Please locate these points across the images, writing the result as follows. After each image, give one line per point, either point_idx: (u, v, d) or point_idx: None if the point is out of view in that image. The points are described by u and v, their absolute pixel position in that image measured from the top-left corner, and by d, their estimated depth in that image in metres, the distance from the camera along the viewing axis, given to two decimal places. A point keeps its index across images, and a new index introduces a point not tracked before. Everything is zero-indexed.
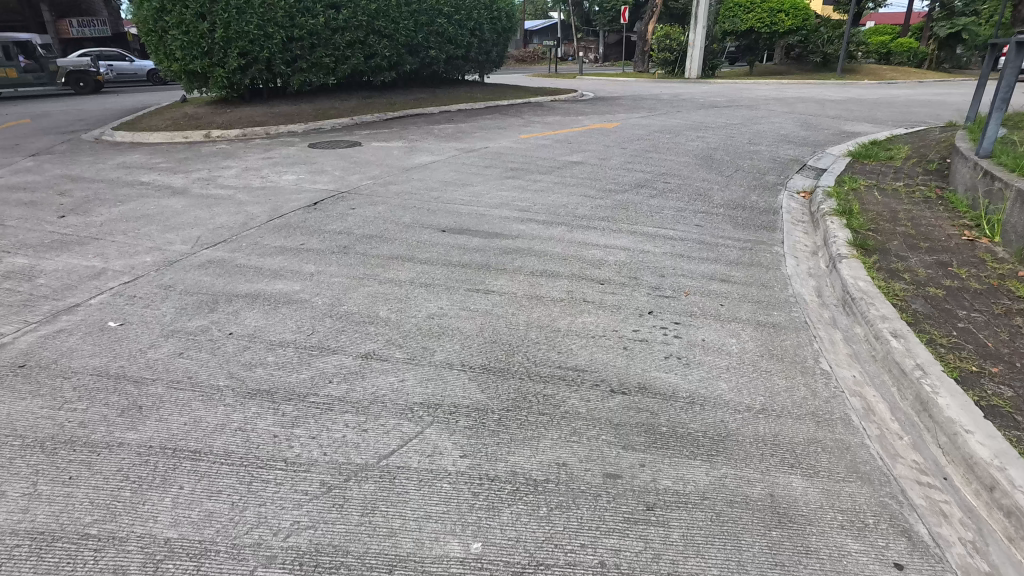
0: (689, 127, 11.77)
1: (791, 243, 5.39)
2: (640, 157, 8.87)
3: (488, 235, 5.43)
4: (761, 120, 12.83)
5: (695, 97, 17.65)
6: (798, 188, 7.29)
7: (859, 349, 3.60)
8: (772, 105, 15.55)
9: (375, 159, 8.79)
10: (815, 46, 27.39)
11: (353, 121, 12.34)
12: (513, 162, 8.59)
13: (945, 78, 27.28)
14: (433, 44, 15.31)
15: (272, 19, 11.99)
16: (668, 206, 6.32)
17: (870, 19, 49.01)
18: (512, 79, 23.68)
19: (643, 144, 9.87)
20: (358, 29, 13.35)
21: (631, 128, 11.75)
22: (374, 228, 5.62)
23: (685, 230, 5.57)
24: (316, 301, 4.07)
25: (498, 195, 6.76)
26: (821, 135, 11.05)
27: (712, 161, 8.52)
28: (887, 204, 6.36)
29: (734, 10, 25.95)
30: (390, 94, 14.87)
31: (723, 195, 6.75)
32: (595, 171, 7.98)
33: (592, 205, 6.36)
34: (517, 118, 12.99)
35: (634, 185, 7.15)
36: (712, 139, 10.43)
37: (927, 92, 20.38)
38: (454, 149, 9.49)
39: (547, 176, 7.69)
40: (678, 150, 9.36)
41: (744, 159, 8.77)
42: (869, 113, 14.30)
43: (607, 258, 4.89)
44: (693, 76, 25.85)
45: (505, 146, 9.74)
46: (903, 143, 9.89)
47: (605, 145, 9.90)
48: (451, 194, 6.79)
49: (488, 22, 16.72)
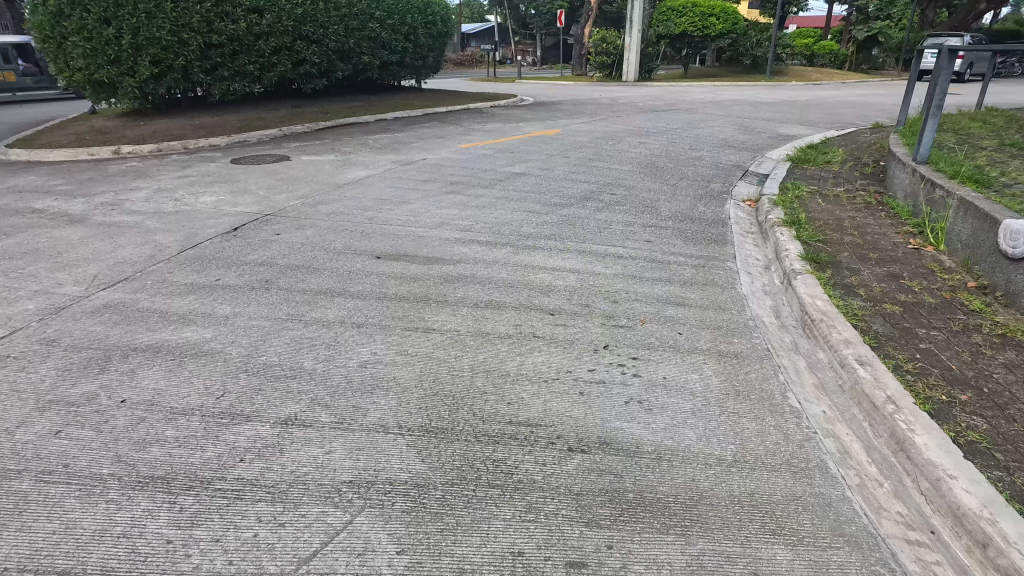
0: (630, 133, 11.68)
1: (743, 257, 5.23)
2: (584, 166, 8.64)
3: (428, 260, 5.02)
4: (700, 124, 12.90)
5: (634, 101, 17.72)
6: (744, 197, 7.23)
7: (825, 378, 3.40)
8: (709, 108, 15.74)
9: (304, 175, 8.20)
10: (745, 49, 28.25)
11: (281, 132, 11.62)
12: (453, 175, 8.19)
13: (865, 79, 28.67)
14: (365, 50, 14.70)
15: (187, 24, 11.14)
16: (616, 220, 6.08)
17: (793, 23, 51.26)
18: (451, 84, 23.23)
19: (586, 152, 9.67)
20: (284, 35, 12.62)
21: (572, 134, 11.56)
22: (300, 258, 5.10)
23: (636, 247, 5.33)
24: (229, 353, 3.56)
25: (438, 214, 6.35)
26: (759, 139, 11.18)
27: (656, 170, 8.39)
28: (832, 212, 6.34)
29: (667, 14, 26.43)
30: (322, 103, 14.16)
31: (670, 207, 6.58)
32: (539, 182, 7.69)
33: (537, 222, 6.05)
34: (457, 126, 12.59)
35: (579, 198, 6.90)
36: (654, 145, 10.35)
37: (851, 93, 21.28)
38: (391, 162, 9.00)
39: (489, 190, 7.33)
40: (622, 158, 9.20)
41: (688, 166, 8.68)
42: (801, 115, 14.67)
43: (557, 282, 4.56)
44: (630, 79, 26.14)
45: (444, 157, 9.32)
46: (837, 146, 10.08)
47: (548, 153, 9.65)
48: (387, 214, 6.32)
49: (423, 26, 16.23)
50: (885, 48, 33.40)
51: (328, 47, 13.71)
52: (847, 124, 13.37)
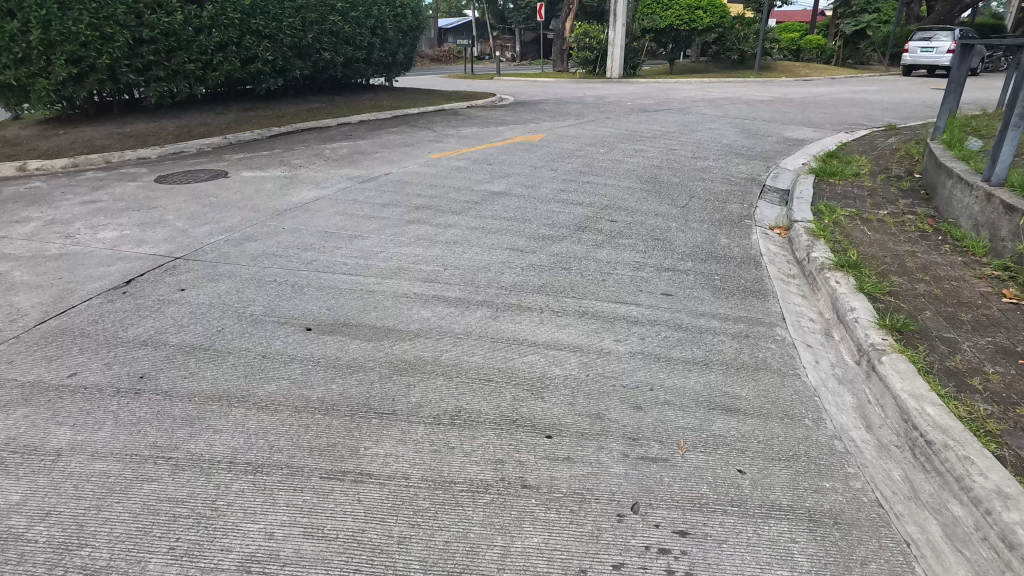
0: (623, 138, 10.41)
1: (794, 318, 3.99)
2: (574, 182, 7.38)
3: (376, 333, 3.70)
4: (697, 127, 11.68)
5: (621, 99, 16.48)
6: (770, 222, 6.03)
7: (980, 565, 2.19)
8: (703, 108, 14.55)
9: (239, 197, 6.81)
10: (732, 44, 27.23)
11: (226, 141, 10.15)
12: (420, 194, 6.88)
13: (854, 75, 27.86)
14: (325, 45, 13.28)
15: (111, 16, 9.67)
16: (621, 260, 4.83)
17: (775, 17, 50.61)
18: (425, 82, 21.75)
19: (576, 163, 8.41)
20: (229, 29, 11.17)
21: (559, 140, 10.28)
22: (199, 334, 3.73)
23: (652, 305, 4.08)
24: (33, 540, 2.21)
25: (395, 252, 5.04)
26: (765, 145, 10.02)
27: (660, 186, 7.13)
28: (886, 245, 5.15)
29: (653, 7, 25.27)
30: (278, 107, 12.71)
31: (686, 241, 5.31)
32: (520, 204, 6.42)
33: (522, 264, 4.78)
34: (428, 131, 11.24)
35: (572, 228, 5.63)
36: (651, 154, 9.12)
37: (845, 89, 20.36)
38: (347, 178, 7.65)
39: (462, 216, 6.03)
40: (617, 171, 7.95)
41: (695, 181, 7.45)
42: (804, 116, 13.55)
43: (551, 372, 3.28)
44: (614, 75, 24.98)
45: (411, 171, 8.01)
46: (857, 153, 8.95)
47: (532, 165, 8.37)
48: (330, 256, 4.99)
49: (391, 19, 14.83)
50: (871, 42, 32.72)
51: (282, 42, 12.25)
52: (856, 126, 12.25)
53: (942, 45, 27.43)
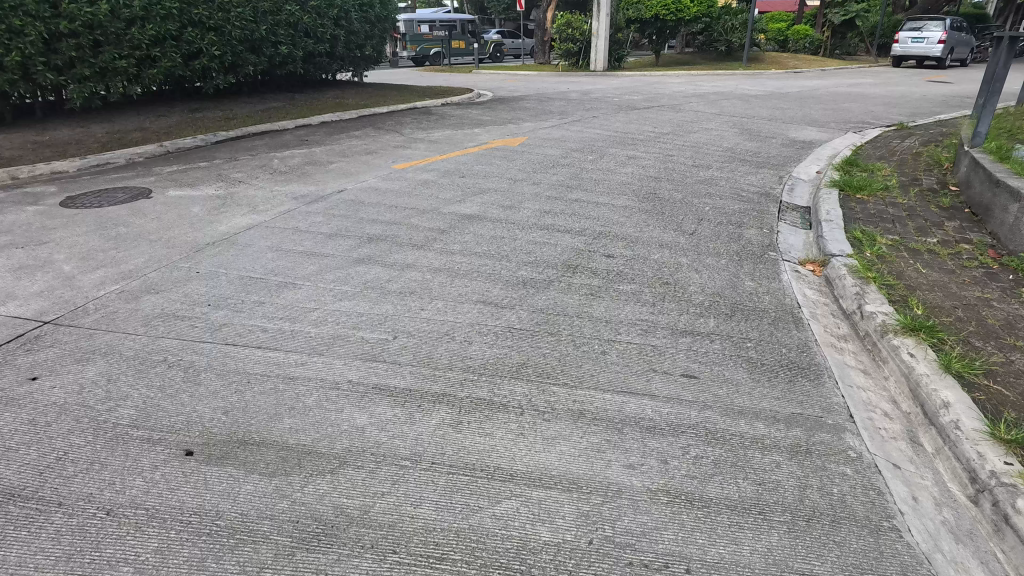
0: (613, 142, 9.32)
1: (864, 414, 2.96)
2: (559, 200, 6.28)
3: (284, 459, 2.59)
4: (692, 127, 10.62)
5: (607, 95, 15.36)
6: (798, 254, 5.00)
7: None
8: (696, 105, 13.49)
9: (155, 226, 5.61)
10: (719, 35, 26.22)
11: (161, 148, 8.88)
12: (376, 218, 5.72)
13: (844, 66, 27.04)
14: (280, 38, 11.99)
15: (21, 6, 8.37)
16: (624, 319, 3.75)
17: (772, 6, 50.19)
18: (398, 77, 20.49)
19: (563, 174, 7.31)
20: (166, 20, 9.90)
21: (542, 145, 9.17)
22: (28, 466, 2.57)
23: (671, 395, 3.02)
24: None
25: (332, 310, 3.91)
26: (770, 149, 9.01)
27: (662, 206, 6.06)
28: (950, 291, 4.15)
29: None
30: (229, 108, 11.45)
31: (702, 286, 4.24)
32: (496, 232, 5.30)
33: (497, 326, 3.69)
34: (394, 134, 10.05)
35: (561, 268, 4.54)
36: (647, 162, 8.06)
37: (839, 82, 19.49)
38: (292, 198, 6.46)
39: (423, 250, 4.90)
40: (609, 184, 6.87)
41: (701, 197, 6.39)
42: (805, 113, 12.56)
43: (536, 538, 2.20)
44: (598, 69, 23.86)
45: (369, 187, 6.84)
46: (875, 159, 7.97)
47: (511, 176, 7.26)
48: (246, 316, 3.85)
49: (355, 8, 13.56)
50: (858, 32, 31.99)
51: (230, 35, 10.99)
52: (863, 125, 11.28)
53: (933, 36, 26.74)
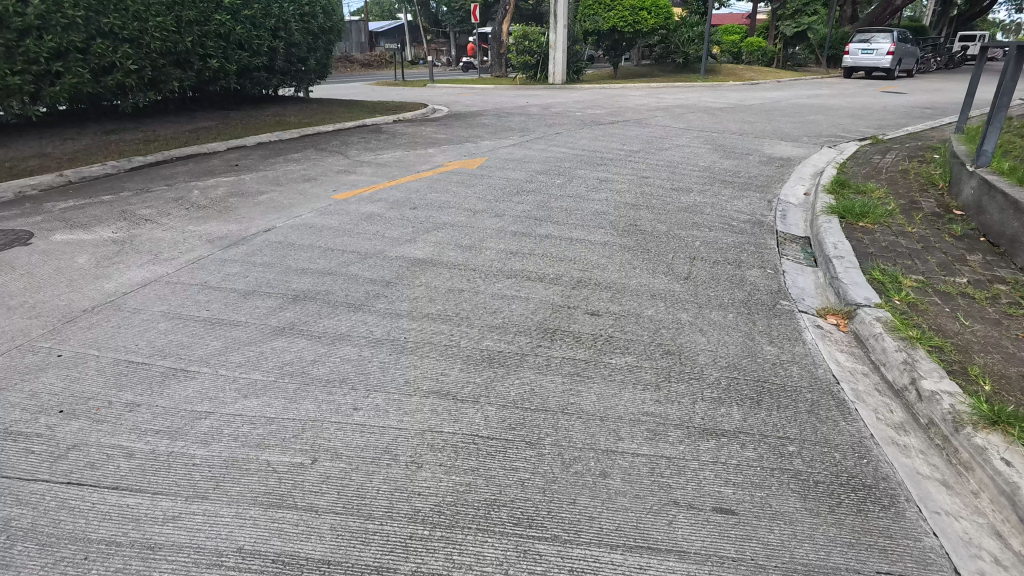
0: (582, 162, 8.52)
1: (971, 564, 2.13)
2: (528, 236, 5.37)
3: None
4: (663, 144, 9.95)
5: (569, 109, 14.65)
6: (814, 302, 4.21)
7: None
8: (663, 119, 12.88)
9: (22, 286, 4.46)
10: (676, 46, 26.06)
11: (60, 178, 7.62)
12: (306, 268, 4.70)
13: (799, 78, 27.24)
14: (210, 51, 10.83)
15: None
16: (623, 416, 2.84)
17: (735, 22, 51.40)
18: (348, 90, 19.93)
19: (529, 203, 6.43)
20: (69, 31, 8.66)
21: (505, 167, 8.29)
22: None
23: (709, 552, 2.12)
24: None
25: (231, 416, 2.87)
26: (749, 168, 8.36)
27: (646, 242, 5.22)
28: (1010, 351, 3.41)
29: (594, 8, 23.74)
30: (150, 128, 10.20)
31: (714, 357, 3.39)
32: (455, 283, 4.35)
33: (456, 431, 2.73)
34: (339, 156, 9.01)
35: (536, 333, 3.62)
36: (621, 185, 7.27)
37: (799, 94, 19.33)
38: (206, 240, 5.37)
39: (362, 313, 3.91)
40: (583, 214, 6.01)
41: (689, 229, 5.59)
42: (775, 126, 12.07)
43: None
44: (557, 81, 23.30)
45: (303, 224, 5.80)
46: (864, 179, 7.37)
47: (469, 206, 6.32)
48: (109, 432, 2.78)
49: (296, 18, 12.52)
50: (809, 44, 32.47)
51: (149, 47, 9.79)
52: (837, 139, 10.83)
53: (881, 47, 27.21)
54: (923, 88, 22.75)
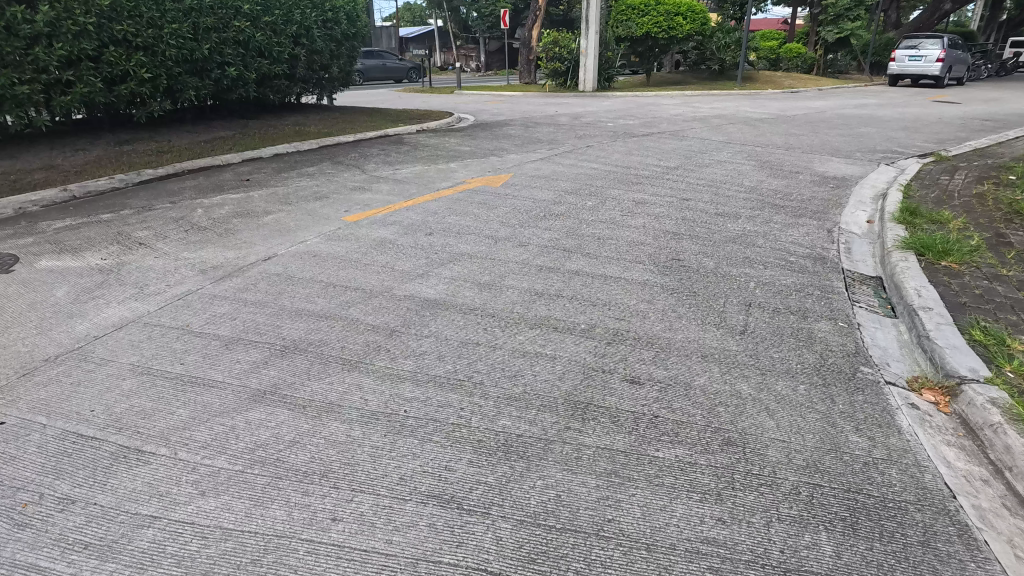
0: (615, 180, 7.86)
1: None
2: (555, 272, 4.74)
3: None
4: (702, 160, 9.23)
5: (600, 119, 13.97)
6: (902, 370, 3.48)
7: None
8: (700, 130, 12.11)
9: None
10: (712, 52, 25.18)
11: (63, 193, 7.25)
12: (302, 309, 4.14)
13: (841, 86, 26.09)
14: (228, 59, 10.50)
15: None
16: (676, 545, 2.19)
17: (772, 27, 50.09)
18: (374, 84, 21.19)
19: (558, 229, 5.80)
20: (80, 38, 8.37)
21: (531, 185, 7.68)
22: None
23: None
24: None
25: (179, 525, 2.30)
26: (800, 189, 7.60)
27: (691, 283, 4.55)
28: None
29: (627, 13, 23.05)
30: (164, 138, 9.87)
31: (787, 452, 2.70)
32: (470, 334, 3.73)
33: (458, 561, 2.12)
34: (356, 171, 8.52)
35: (565, 408, 2.98)
36: (658, 208, 6.60)
37: (843, 103, 18.32)
38: (199, 271, 4.87)
39: (358, 374, 3.31)
40: (618, 245, 5.35)
41: (739, 266, 4.89)
42: (823, 140, 11.22)
43: None
44: (587, 88, 22.65)
45: (307, 252, 5.27)
46: (936, 205, 6.55)
47: (491, 232, 5.73)
48: (26, 545, 2.23)
49: (318, 25, 12.26)
50: (851, 51, 31.19)
51: (164, 55, 9.47)
52: (893, 155, 9.96)
53: (929, 54, 25.88)
54: (977, 98, 21.45)
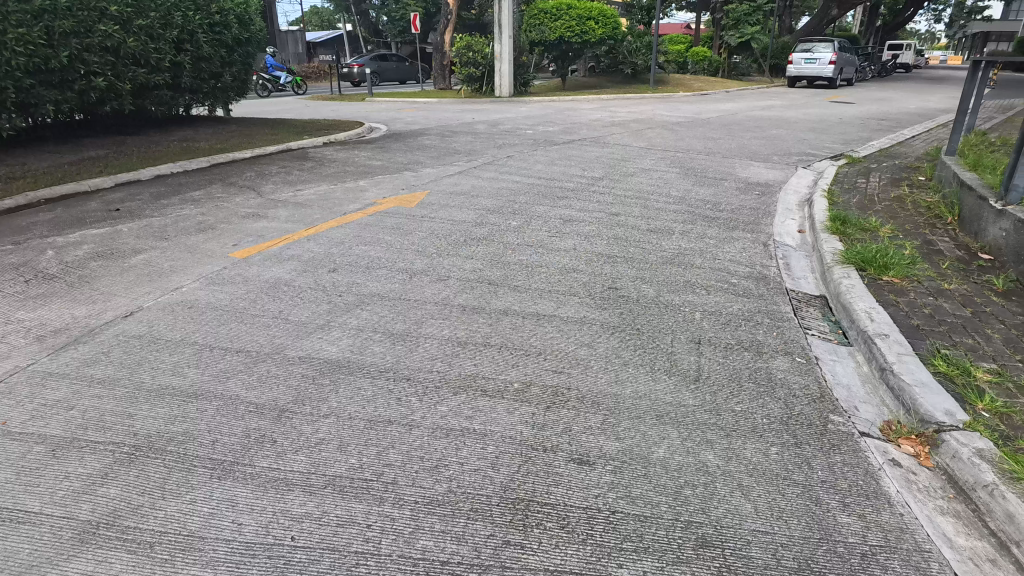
0: (540, 196, 7.35)
1: None
2: (481, 313, 4.12)
3: None
4: (627, 169, 8.92)
5: (519, 127, 13.52)
6: (872, 415, 3.12)
7: None
8: (621, 136, 11.90)
9: None
10: (624, 56, 25.48)
11: None
12: (167, 386, 3.30)
13: (745, 87, 27.14)
14: (93, 68, 9.17)
15: None
16: None
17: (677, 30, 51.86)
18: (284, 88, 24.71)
19: (481, 257, 5.19)
20: None
21: (450, 203, 7.03)
22: None
23: None
24: None
25: None
26: (727, 197, 7.40)
27: (633, 317, 4.06)
28: None
29: (540, 18, 22.83)
30: (17, 161, 8.46)
31: (773, 551, 2.22)
32: (380, 409, 3.05)
33: None
34: (251, 193, 7.56)
35: (501, 514, 2.36)
36: (587, 226, 6.14)
37: (751, 105, 18.88)
38: (36, 337, 3.89)
39: (232, 483, 2.56)
40: (549, 273, 4.80)
41: (681, 293, 4.47)
42: (741, 144, 11.27)
43: None
44: (504, 94, 22.24)
45: (181, 303, 4.38)
46: (861, 211, 6.47)
47: (405, 265, 5.04)
48: None
49: (204, 29, 11.04)
50: (752, 54, 32.64)
51: (9, 64, 8.09)
52: (808, 157, 10.08)
53: (823, 56, 27.40)
54: (867, 98, 22.81)
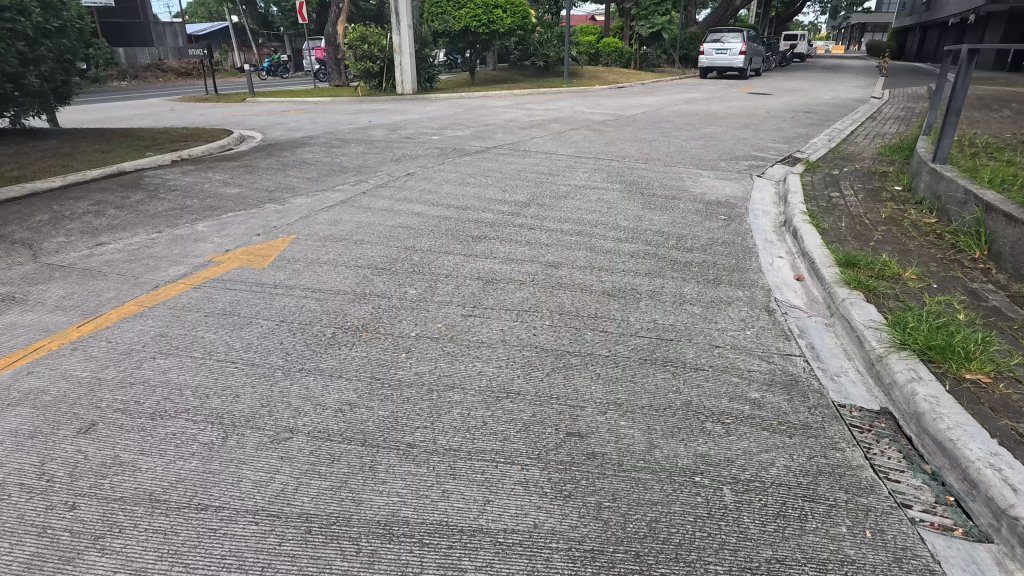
0: (450, 236, 5.45)
1: None
2: (343, 537, 2.18)
3: None
4: (557, 187, 7.18)
5: (423, 132, 11.49)
6: None
7: None
8: (543, 141, 10.17)
9: None
10: (535, 48, 23.86)
11: None
12: None
13: (659, 79, 26.38)
14: None
15: None
16: None
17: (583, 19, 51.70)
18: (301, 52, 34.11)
19: (356, 374, 3.22)
20: None
21: (322, 257, 4.96)
22: None
23: None
24: None
25: None
26: (689, 226, 5.80)
27: (623, 520, 2.25)
28: None
29: (442, 5, 20.66)
30: None
31: None
32: None
33: None
34: (22, 254, 5.13)
35: None
36: (517, 288, 4.31)
37: (673, 99, 17.77)
38: None
39: None
40: (465, 409, 2.91)
41: (685, 438, 2.71)
42: (679, 147, 9.83)
43: None
44: (406, 91, 19.99)
45: None
46: (864, 246, 5.02)
47: (224, 406, 2.98)
48: None
49: None
50: (663, 45, 32.16)
51: None
52: (758, 163, 8.76)
53: (733, 47, 27.06)
54: (781, 88, 22.51)
